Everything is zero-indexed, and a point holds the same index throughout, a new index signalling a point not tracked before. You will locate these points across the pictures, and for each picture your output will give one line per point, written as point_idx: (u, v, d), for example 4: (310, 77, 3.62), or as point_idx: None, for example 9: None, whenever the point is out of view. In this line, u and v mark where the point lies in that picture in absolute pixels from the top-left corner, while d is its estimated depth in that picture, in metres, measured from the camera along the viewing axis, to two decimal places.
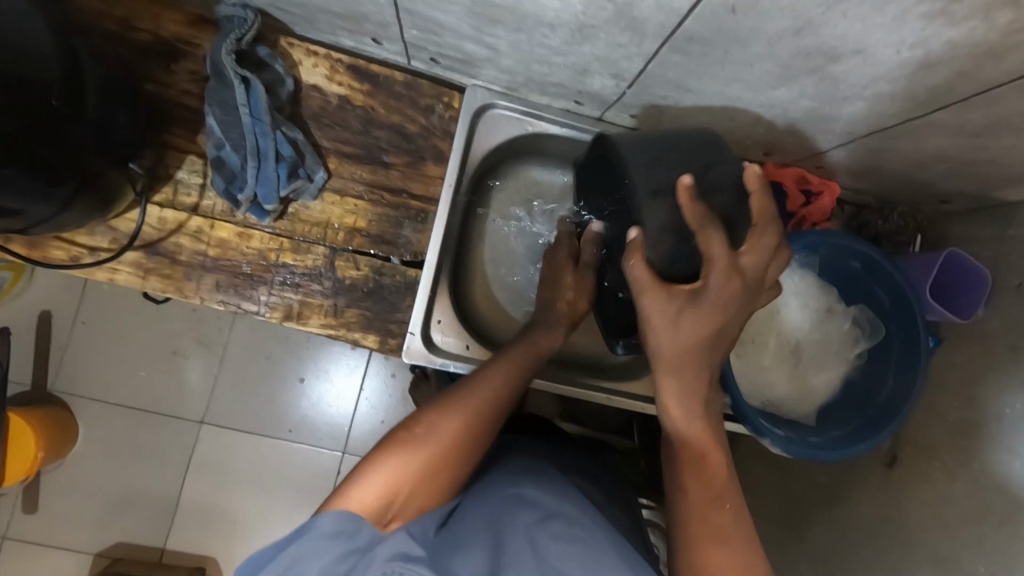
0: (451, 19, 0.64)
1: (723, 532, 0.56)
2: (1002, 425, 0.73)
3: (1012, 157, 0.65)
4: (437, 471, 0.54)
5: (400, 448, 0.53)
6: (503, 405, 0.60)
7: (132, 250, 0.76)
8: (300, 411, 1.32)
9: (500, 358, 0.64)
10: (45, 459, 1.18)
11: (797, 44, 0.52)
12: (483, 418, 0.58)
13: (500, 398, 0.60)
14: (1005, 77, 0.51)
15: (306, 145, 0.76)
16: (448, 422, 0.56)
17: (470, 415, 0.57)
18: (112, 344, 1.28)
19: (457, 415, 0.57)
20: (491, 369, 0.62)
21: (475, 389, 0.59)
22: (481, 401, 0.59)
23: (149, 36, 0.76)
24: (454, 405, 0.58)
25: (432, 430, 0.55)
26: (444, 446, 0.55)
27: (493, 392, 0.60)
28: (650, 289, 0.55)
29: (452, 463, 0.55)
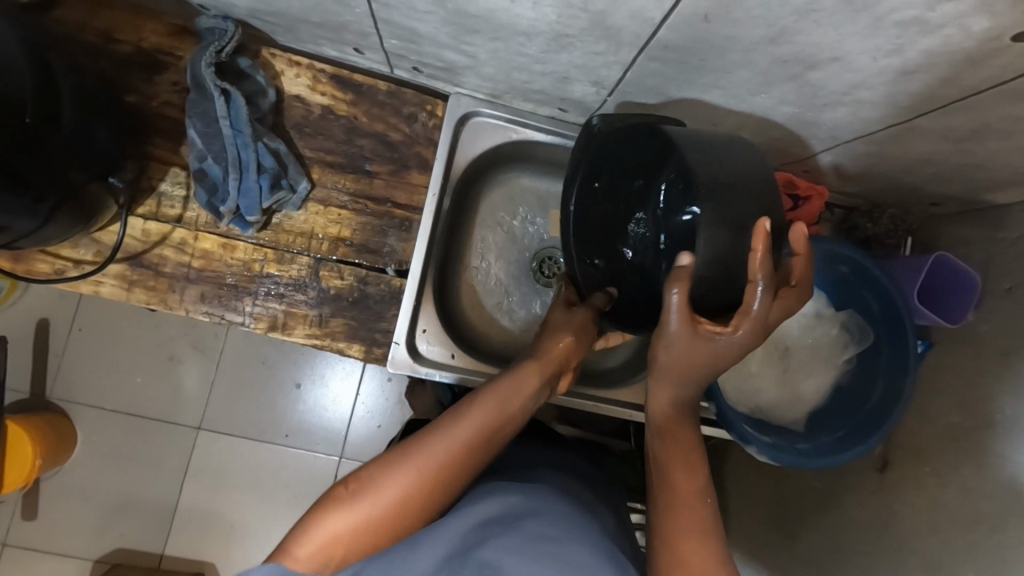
0: (428, 28, 0.63)
1: (703, 530, 0.55)
2: (993, 431, 0.73)
3: (999, 161, 0.64)
4: (382, 527, 0.52)
5: (342, 504, 0.52)
6: (467, 458, 0.56)
7: (117, 262, 0.76)
8: (295, 416, 1.32)
9: (474, 403, 0.59)
10: (43, 467, 1.18)
11: (773, 52, 0.52)
12: (439, 474, 0.55)
13: (462, 451, 0.56)
14: (985, 83, 0.50)
15: (288, 157, 0.76)
16: (395, 478, 0.53)
17: (422, 470, 0.54)
18: (107, 352, 1.29)
19: (408, 471, 0.54)
20: (459, 419, 0.58)
21: (432, 437, 0.56)
22: (437, 449, 0.55)
23: (130, 48, 0.75)
24: (406, 459, 0.54)
25: (379, 485, 0.53)
26: (389, 503, 0.52)
27: (454, 445, 0.56)
28: (683, 320, 0.53)
29: (399, 520, 0.53)
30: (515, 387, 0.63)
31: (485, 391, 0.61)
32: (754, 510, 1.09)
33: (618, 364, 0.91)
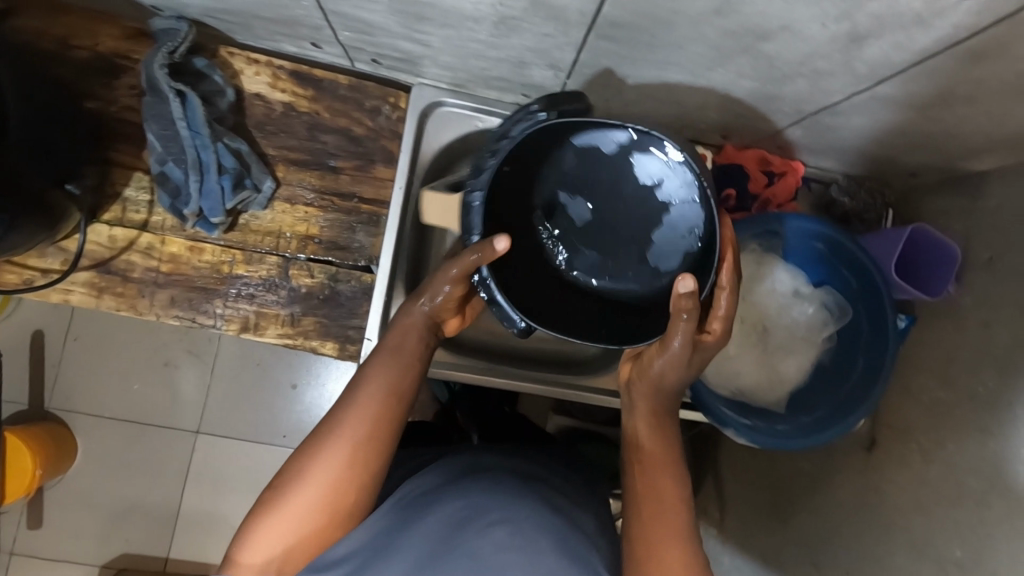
0: (378, 18, 0.62)
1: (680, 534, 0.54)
2: (976, 404, 0.71)
3: (968, 127, 0.63)
4: (323, 513, 0.52)
5: (272, 509, 0.52)
6: (383, 420, 0.56)
7: (85, 270, 0.76)
8: (292, 416, 1.32)
9: (374, 365, 0.60)
10: (44, 476, 1.20)
11: (721, 24, 0.50)
12: (362, 439, 0.54)
13: (376, 413, 0.56)
14: (940, 45, 0.48)
15: (250, 155, 0.76)
16: (318, 464, 0.53)
17: (341, 443, 0.54)
18: (100, 360, 1.28)
19: (329, 455, 0.53)
20: (362, 386, 0.58)
21: (346, 415, 0.56)
22: (356, 425, 0.55)
23: (88, 53, 0.75)
24: (325, 443, 0.54)
25: (300, 478, 0.53)
26: (320, 488, 0.52)
27: (363, 407, 0.56)
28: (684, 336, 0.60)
29: (340, 498, 0.52)
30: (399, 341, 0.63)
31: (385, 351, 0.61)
32: (746, 493, 1.08)
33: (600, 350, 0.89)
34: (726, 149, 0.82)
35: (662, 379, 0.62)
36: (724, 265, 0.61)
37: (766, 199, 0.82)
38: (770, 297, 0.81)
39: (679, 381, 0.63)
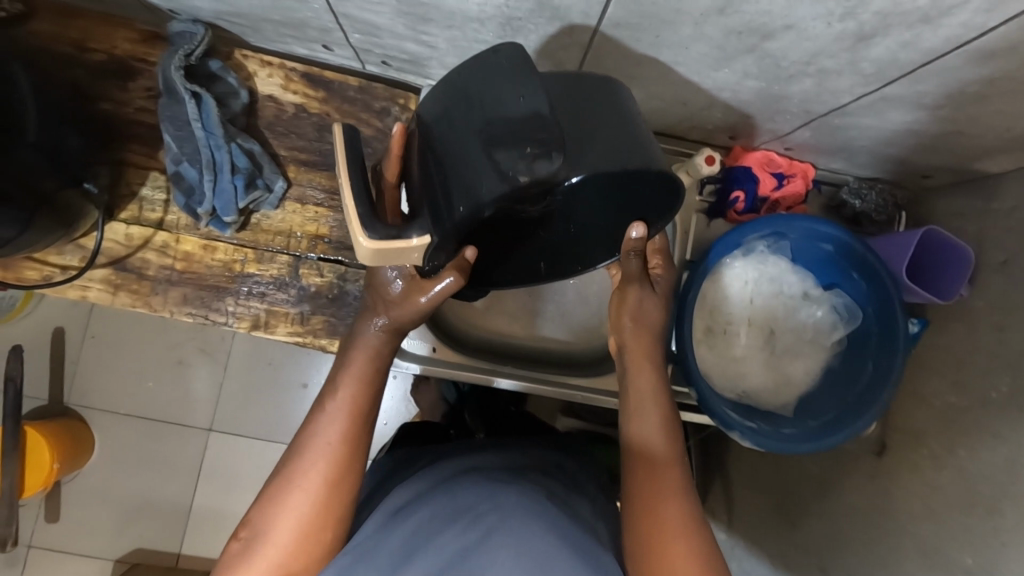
0: (386, 20, 0.63)
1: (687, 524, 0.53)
2: (988, 409, 0.70)
3: (979, 126, 0.62)
4: (295, 557, 0.52)
5: (241, 560, 0.51)
6: (351, 450, 0.56)
7: (102, 267, 0.78)
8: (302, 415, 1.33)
9: (331, 402, 0.58)
10: (62, 471, 1.22)
11: (725, 23, 0.50)
12: (326, 479, 0.54)
13: (337, 453, 0.56)
14: (946, 44, 0.48)
15: (262, 156, 0.77)
16: (283, 511, 0.53)
17: (306, 487, 0.54)
18: (115, 357, 1.31)
19: (302, 487, 0.54)
20: (320, 433, 0.56)
21: (310, 450, 0.56)
22: (323, 458, 0.55)
23: (104, 56, 0.77)
24: (297, 473, 0.54)
25: (265, 526, 0.52)
26: (287, 536, 0.52)
27: (321, 451, 0.55)
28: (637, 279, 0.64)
29: (312, 536, 0.53)
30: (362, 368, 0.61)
31: (342, 381, 0.59)
32: (755, 498, 1.06)
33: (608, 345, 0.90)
34: (733, 151, 0.82)
35: (640, 336, 0.66)
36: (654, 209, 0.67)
37: (775, 201, 0.82)
38: (776, 300, 0.81)
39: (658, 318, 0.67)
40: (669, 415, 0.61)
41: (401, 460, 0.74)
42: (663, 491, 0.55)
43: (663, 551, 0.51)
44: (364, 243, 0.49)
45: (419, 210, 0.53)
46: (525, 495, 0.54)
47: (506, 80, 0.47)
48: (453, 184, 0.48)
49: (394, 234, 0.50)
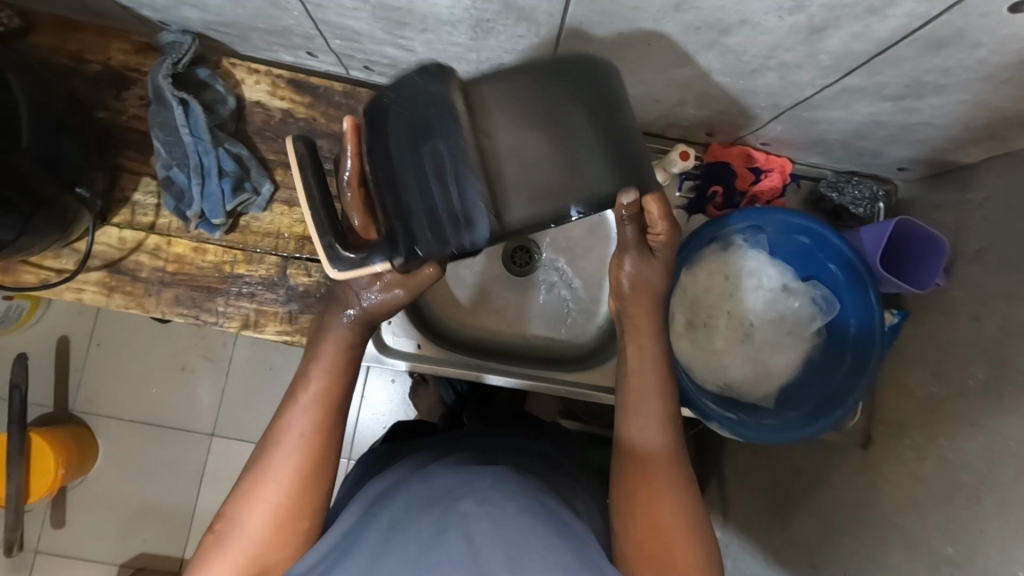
0: (363, 25, 0.65)
1: (677, 495, 0.58)
2: (967, 397, 0.71)
3: (944, 115, 0.63)
4: (269, 547, 0.53)
5: (216, 550, 0.53)
6: (322, 443, 0.58)
7: (97, 270, 0.80)
8: None
9: (303, 395, 0.60)
10: (66, 476, 1.24)
11: (682, 19, 0.52)
12: (301, 470, 0.56)
13: (308, 445, 0.57)
14: (897, 34, 0.49)
15: (250, 160, 0.80)
16: (258, 504, 0.54)
17: (281, 480, 0.55)
18: (119, 363, 1.34)
19: (275, 479, 0.55)
20: (289, 427, 0.58)
21: (283, 444, 0.57)
22: (295, 452, 0.57)
23: (99, 66, 0.80)
24: (270, 467, 0.56)
25: (242, 516, 0.54)
26: (261, 526, 0.54)
27: (295, 443, 0.57)
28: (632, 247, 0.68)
29: (289, 525, 0.55)
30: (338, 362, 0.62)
31: (311, 373, 0.61)
32: (749, 496, 1.07)
33: (591, 339, 0.91)
34: (712, 146, 0.83)
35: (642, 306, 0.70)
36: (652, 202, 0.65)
37: (754, 196, 0.83)
38: (755, 295, 0.82)
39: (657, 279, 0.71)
40: (665, 409, 0.65)
41: (384, 454, 0.75)
42: (662, 482, 0.58)
43: (666, 538, 0.55)
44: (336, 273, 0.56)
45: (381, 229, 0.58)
46: (498, 477, 0.55)
47: (444, 125, 0.50)
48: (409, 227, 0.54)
49: (360, 262, 0.57)
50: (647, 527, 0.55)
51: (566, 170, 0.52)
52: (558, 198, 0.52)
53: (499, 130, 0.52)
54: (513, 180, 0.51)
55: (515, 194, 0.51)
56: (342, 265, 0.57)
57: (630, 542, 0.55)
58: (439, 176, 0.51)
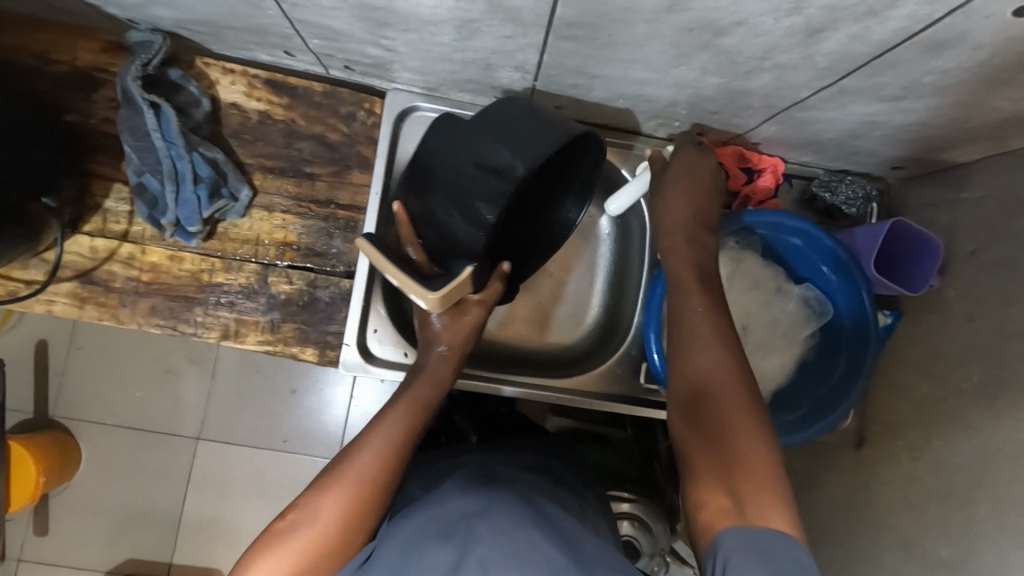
0: (343, 25, 0.62)
1: (748, 417, 0.53)
2: (961, 400, 0.70)
3: (941, 116, 0.62)
4: (325, 553, 0.53)
5: (283, 535, 0.53)
6: (399, 455, 0.59)
7: (68, 280, 0.77)
8: (294, 421, 1.31)
9: (393, 412, 0.62)
10: (48, 483, 1.20)
11: (676, 20, 0.50)
12: (375, 477, 0.56)
13: (383, 460, 0.58)
14: (896, 36, 0.47)
15: (226, 164, 0.77)
16: (325, 502, 0.54)
17: (354, 477, 0.56)
18: (103, 367, 1.29)
19: (349, 479, 0.56)
20: (375, 434, 0.59)
21: (365, 449, 0.58)
22: (373, 460, 0.57)
23: (67, 67, 0.76)
24: (346, 467, 0.57)
25: (316, 505, 0.54)
26: (324, 529, 0.53)
27: (380, 451, 0.58)
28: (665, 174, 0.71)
29: (350, 523, 0.54)
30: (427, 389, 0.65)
31: (400, 398, 0.64)
32: None
33: (582, 345, 0.90)
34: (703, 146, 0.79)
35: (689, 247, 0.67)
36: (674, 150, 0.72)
37: (746, 196, 0.82)
38: (750, 296, 0.78)
39: (682, 206, 0.69)
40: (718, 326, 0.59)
41: None
42: (738, 418, 0.53)
43: (747, 473, 0.50)
44: (431, 294, 0.62)
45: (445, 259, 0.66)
46: (517, 499, 0.55)
47: (448, 147, 0.63)
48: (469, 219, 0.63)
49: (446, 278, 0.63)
50: (722, 450, 0.52)
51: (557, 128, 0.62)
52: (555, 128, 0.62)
53: (477, 134, 0.62)
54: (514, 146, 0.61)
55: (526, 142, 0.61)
56: (434, 287, 0.63)
57: (701, 465, 0.52)
58: (464, 189, 0.62)
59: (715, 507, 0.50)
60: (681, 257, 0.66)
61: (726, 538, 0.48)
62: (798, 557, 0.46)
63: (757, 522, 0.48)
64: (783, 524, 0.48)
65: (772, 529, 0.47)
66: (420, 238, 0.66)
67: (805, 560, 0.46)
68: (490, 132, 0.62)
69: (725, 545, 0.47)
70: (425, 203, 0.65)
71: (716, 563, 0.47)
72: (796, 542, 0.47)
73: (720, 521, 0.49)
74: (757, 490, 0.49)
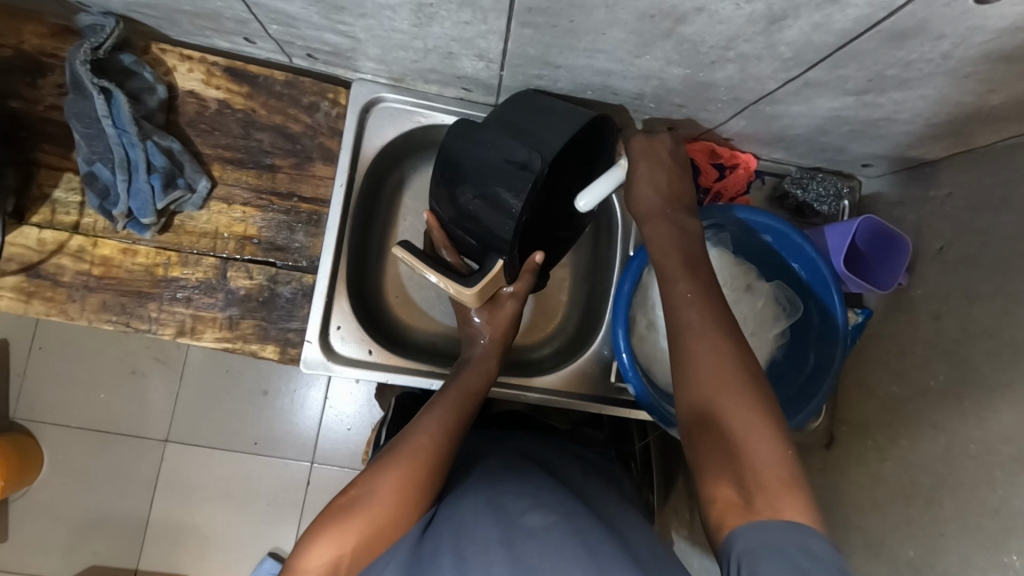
0: (299, 9, 0.60)
1: (759, 401, 0.50)
2: (928, 398, 0.69)
3: (907, 110, 0.61)
4: (386, 531, 0.52)
5: (335, 520, 0.52)
6: (445, 447, 0.58)
7: (13, 274, 0.74)
8: (269, 425, 1.24)
9: (437, 405, 0.62)
10: (7, 487, 1.11)
11: (636, 6, 0.48)
12: (424, 465, 0.56)
13: (439, 440, 0.58)
14: (858, 25, 0.47)
15: (182, 154, 0.74)
16: (384, 481, 0.54)
17: (404, 463, 0.55)
18: (70, 366, 1.21)
19: (400, 464, 0.55)
20: (421, 422, 0.59)
21: (413, 437, 0.58)
22: (425, 448, 0.57)
23: (11, 51, 0.72)
24: (396, 455, 0.56)
25: (370, 488, 0.53)
26: (385, 508, 0.52)
27: (430, 442, 0.57)
28: (641, 162, 0.68)
29: (403, 506, 0.53)
30: (463, 384, 0.66)
31: (450, 389, 0.65)
32: None
33: (553, 347, 0.89)
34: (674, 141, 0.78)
35: (683, 231, 0.64)
36: (635, 141, 0.70)
37: (717, 192, 0.81)
38: None
39: (654, 193, 0.67)
40: (722, 312, 0.56)
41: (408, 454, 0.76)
42: (741, 404, 0.50)
43: (753, 463, 0.47)
44: (469, 290, 0.67)
45: (484, 259, 0.68)
46: (558, 496, 0.57)
47: (472, 147, 0.64)
48: (499, 216, 0.63)
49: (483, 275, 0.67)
50: (733, 440, 0.49)
51: (573, 117, 0.63)
52: (572, 119, 0.63)
53: (496, 133, 0.63)
54: (538, 140, 0.62)
55: (545, 136, 0.62)
56: (471, 283, 0.67)
57: (715, 460, 0.49)
58: (491, 185, 0.62)
59: (723, 502, 0.47)
60: (667, 242, 0.63)
61: (740, 535, 0.45)
62: (809, 546, 0.42)
63: (767, 514, 0.45)
64: (798, 513, 0.45)
65: (784, 520, 0.44)
66: (452, 241, 0.73)
67: (823, 550, 0.42)
68: (503, 131, 0.63)
69: (738, 543, 0.44)
70: (455, 202, 0.67)
71: (732, 564, 0.44)
72: (811, 529, 0.44)
73: (731, 516, 0.46)
74: (765, 479, 0.46)
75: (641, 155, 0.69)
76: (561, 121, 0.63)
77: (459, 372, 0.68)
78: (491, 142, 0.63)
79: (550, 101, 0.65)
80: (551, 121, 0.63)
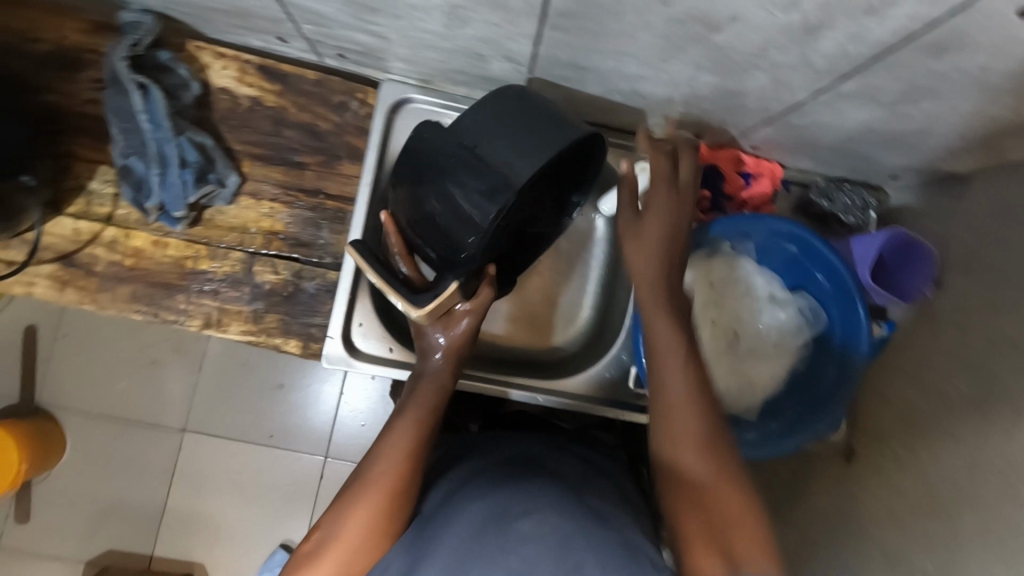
0: (332, 10, 0.61)
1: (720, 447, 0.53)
2: (951, 412, 0.68)
3: (941, 123, 0.61)
4: (361, 559, 0.54)
5: (309, 562, 0.53)
6: (409, 465, 0.57)
7: (48, 262, 0.76)
8: (285, 420, 1.26)
9: (400, 421, 0.60)
10: (29, 471, 1.14)
11: (669, 13, 0.49)
12: (388, 492, 0.55)
13: (403, 460, 0.57)
14: (894, 35, 0.46)
15: (214, 149, 0.75)
16: (351, 515, 0.55)
17: (370, 493, 0.55)
18: (94, 355, 1.24)
19: (366, 495, 0.55)
20: (386, 444, 0.58)
21: (376, 464, 0.57)
22: (390, 474, 0.56)
23: (51, 46, 0.74)
24: (362, 485, 0.56)
25: (336, 525, 0.54)
26: (355, 542, 0.54)
27: (393, 464, 0.57)
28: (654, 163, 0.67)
29: (373, 537, 0.54)
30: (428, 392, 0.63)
31: (412, 401, 0.62)
32: None
33: (570, 349, 0.89)
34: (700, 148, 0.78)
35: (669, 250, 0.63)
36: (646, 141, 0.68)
37: (743, 201, 0.80)
38: (744, 303, 0.79)
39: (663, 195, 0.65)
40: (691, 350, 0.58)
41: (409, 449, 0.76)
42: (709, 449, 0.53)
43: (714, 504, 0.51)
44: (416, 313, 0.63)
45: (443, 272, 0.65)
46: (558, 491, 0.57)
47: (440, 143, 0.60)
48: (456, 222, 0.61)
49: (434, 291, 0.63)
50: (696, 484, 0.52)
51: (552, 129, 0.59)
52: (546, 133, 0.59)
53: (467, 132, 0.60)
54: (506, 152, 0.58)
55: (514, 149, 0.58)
56: (421, 303, 0.63)
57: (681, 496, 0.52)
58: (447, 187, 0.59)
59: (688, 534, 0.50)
60: (657, 252, 0.63)
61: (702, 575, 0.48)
62: None
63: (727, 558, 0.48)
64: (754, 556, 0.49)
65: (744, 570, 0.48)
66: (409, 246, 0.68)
67: None
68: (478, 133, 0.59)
69: None
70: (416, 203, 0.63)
71: None
72: None
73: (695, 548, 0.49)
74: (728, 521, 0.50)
75: (653, 153, 0.67)
76: (536, 134, 0.59)
77: (417, 382, 0.65)
78: (460, 142, 0.59)
79: (534, 103, 0.60)
80: (521, 132, 0.59)
